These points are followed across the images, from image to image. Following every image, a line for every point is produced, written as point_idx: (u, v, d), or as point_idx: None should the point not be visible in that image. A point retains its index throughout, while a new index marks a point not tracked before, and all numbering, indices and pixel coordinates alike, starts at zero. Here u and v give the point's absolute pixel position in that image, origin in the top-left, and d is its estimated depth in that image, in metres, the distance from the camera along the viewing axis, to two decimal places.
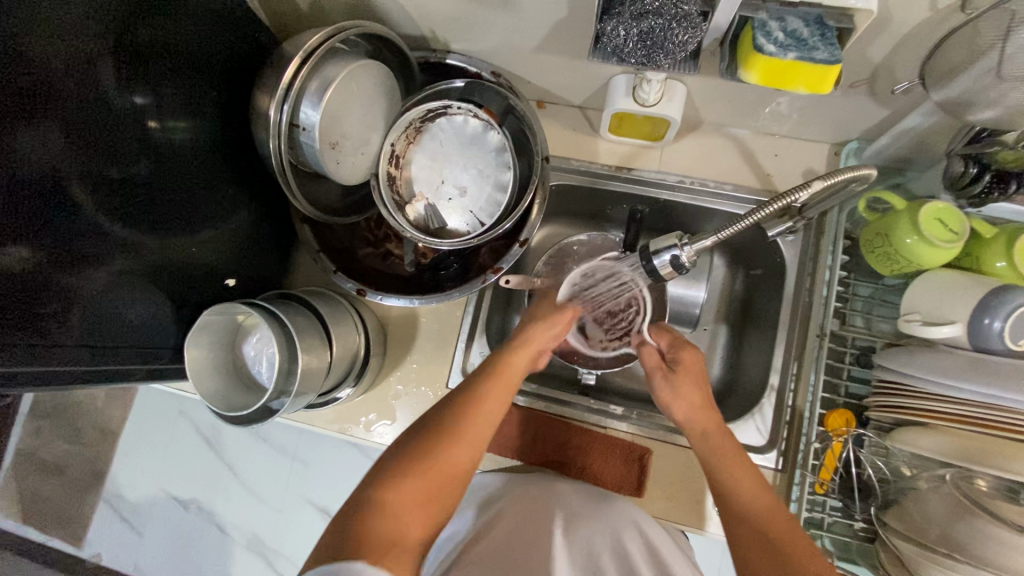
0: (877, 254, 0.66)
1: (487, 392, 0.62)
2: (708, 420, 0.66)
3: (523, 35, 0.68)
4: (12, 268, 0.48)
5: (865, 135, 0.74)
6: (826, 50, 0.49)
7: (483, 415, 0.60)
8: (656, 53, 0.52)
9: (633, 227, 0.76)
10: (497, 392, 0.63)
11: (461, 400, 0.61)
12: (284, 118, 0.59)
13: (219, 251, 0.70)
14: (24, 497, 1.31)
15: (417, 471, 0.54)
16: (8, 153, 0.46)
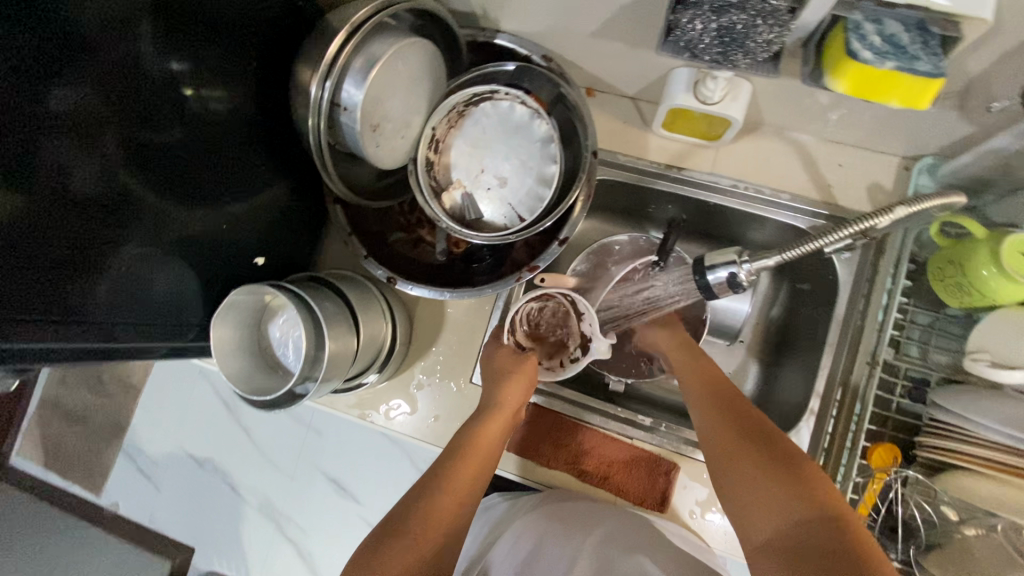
0: (946, 283, 0.62)
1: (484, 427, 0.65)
2: (719, 402, 0.61)
3: (581, 19, 0.63)
4: (39, 239, 0.47)
5: (943, 151, 0.68)
6: (929, 60, 0.44)
7: (481, 451, 0.63)
8: (733, 51, 0.48)
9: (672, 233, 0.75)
10: (493, 423, 0.66)
11: (463, 438, 0.64)
12: (325, 96, 0.56)
13: (249, 227, 0.68)
14: (49, 443, 1.34)
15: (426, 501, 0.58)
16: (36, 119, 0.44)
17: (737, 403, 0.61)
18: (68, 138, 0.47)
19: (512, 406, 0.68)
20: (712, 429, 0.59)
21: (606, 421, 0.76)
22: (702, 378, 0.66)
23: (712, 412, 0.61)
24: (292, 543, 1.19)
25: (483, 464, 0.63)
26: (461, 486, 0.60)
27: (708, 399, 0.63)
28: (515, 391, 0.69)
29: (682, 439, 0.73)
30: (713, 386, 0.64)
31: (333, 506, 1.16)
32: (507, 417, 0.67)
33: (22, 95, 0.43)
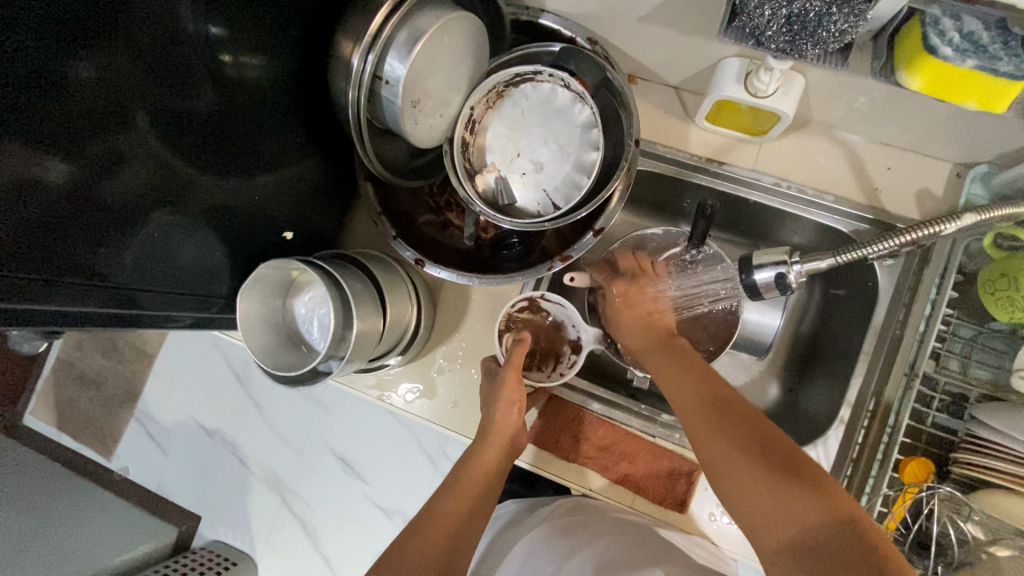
0: (996, 298, 0.59)
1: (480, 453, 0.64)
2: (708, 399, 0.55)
3: (632, 1, 0.60)
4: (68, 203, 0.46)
5: (1001, 159, 0.65)
6: (1012, 60, 0.41)
7: (476, 477, 0.63)
8: (801, 41, 0.45)
9: (701, 224, 0.71)
10: (488, 447, 0.65)
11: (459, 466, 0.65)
12: (368, 70, 0.54)
13: (279, 200, 0.67)
14: (65, 404, 1.35)
15: (418, 530, 0.59)
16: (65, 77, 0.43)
17: (727, 400, 0.55)
18: (102, 96, 0.46)
19: (509, 427, 0.66)
20: (700, 428, 0.54)
21: (628, 418, 0.75)
22: (687, 375, 0.60)
23: (700, 412, 0.55)
24: (297, 518, 1.19)
25: (479, 490, 0.63)
26: (454, 513, 0.60)
27: (694, 395, 0.57)
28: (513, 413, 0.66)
29: None
30: (699, 382, 0.58)
31: (340, 485, 1.17)
32: (504, 440, 0.65)
33: (50, 49, 0.42)
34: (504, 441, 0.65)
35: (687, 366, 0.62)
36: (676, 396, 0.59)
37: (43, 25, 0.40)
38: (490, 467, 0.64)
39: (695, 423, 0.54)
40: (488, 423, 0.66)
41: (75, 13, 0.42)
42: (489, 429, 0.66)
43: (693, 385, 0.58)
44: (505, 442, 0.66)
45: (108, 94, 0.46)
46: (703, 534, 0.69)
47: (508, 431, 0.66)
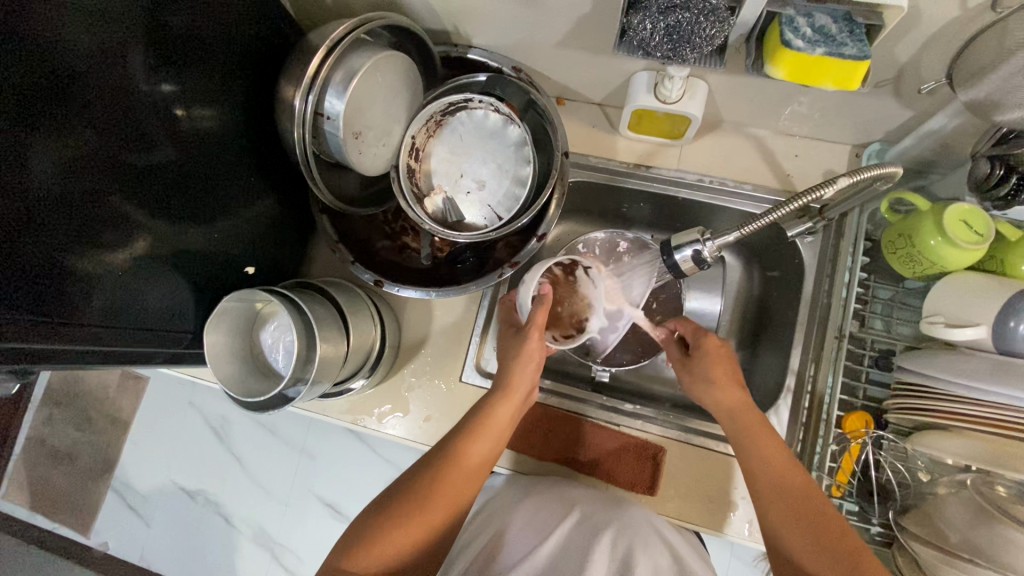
0: (898, 256, 0.66)
1: (469, 446, 0.62)
2: (796, 505, 0.55)
3: (546, 31, 0.68)
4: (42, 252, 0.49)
5: (888, 137, 0.74)
6: (855, 46, 0.49)
7: (460, 470, 0.61)
8: (682, 47, 0.52)
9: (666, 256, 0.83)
10: (480, 440, 0.62)
11: (439, 453, 0.62)
12: (309, 109, 0.59)
13: (239, 240, 0.71)
14: (34, 485, 1.31)
15: (393, 524, 0.57)
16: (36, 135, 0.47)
17: (810, 501, 0.55)
18: (72, 157, 0.50)
19: (498, 424, 0.64)
20: (788, 532, 0.55)
21: (594, 411, 0.78)
22: (772, 463, 0.58)
23: (781, 511, 0.56)
24: (286, 571, 1.18)
25: (465, 485, 0.61)
26: (477, 459, 0.62)
27: (784, 496, 0.56)
28: (502, 412, 0.65)
29: (668, 423, 0.76)
30: (783, 476, 0.57)
31: (329, 529, 1.16)
32: (494, 435, 0.64)
33: (19, 119, 0.45)
34: (494, 434, 0.64)
35: (773, 452, 0.59)
36: (763, 494, 0.57)
37: (8, 95, 0.44)
38: (479, 461, 0.62)
39: (786, 525, 0.55)
40: (477, 417, 0.64)
41: (39, 85, 0.46)
42: (477, 419, 0.64)
43: (785, 481, 0.57)
44: (495, 438, 0.64)
45: (76, 150, 0.50)
46: (675, 517, 0.72)
47: (497, 427, 0.64)
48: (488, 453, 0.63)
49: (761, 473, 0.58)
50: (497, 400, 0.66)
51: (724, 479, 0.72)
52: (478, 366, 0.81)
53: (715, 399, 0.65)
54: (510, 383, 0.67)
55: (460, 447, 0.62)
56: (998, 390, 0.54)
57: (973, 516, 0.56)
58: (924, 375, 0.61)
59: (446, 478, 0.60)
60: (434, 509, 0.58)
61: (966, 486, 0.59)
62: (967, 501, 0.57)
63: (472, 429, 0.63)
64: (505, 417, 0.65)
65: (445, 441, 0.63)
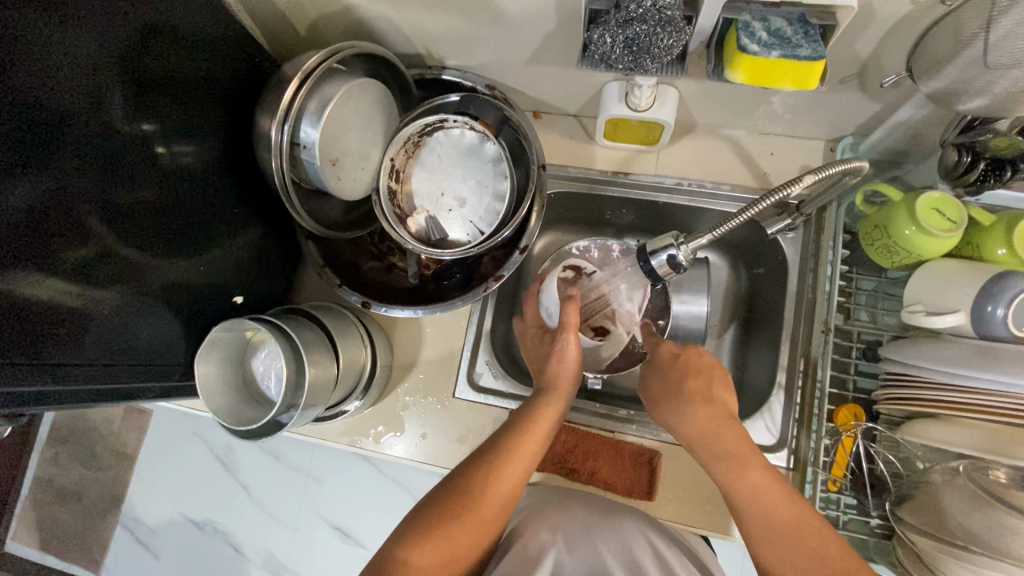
0: (876, 247, 0.67)
1: (494, 484, 0.60)
2: (796, 534, 0.53)
3: (515, 49, 0.69)
4: (32, 296, 0.50)
5: (859, 130, 0.75)
6: (809, 46, 0.50)
7: (485, 508, 0.58)
8: (642, 58, 0.54)
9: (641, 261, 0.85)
10: (506, 475, 0.60)
11: (468, 481, 0.60)
12: (285, 138, 0.61)
13: (226, 271, 0.72)
14: (43, 525, 1.31)
15: (450, 520, 0.56)
16: (26, 183, 0.48)
17: (808, 532, 0.53)
18: (59, 202, 0.51)
19: (524, 460, 0.62)
20: (784, 565, 0.53)
21: (587, 419, 0.79)
22: (768, 499, 0.55)
23: (776, 543, 0.53)
24: None
25: (490, 523, 0.59)
26: (530, 453, 0.63)
27: (776, 533, 0.54)
28: (528, 447, 0.63)
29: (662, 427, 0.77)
30: (776, 509, 0.55)
31: (339, 553, 1.16)
32: (520, 471, 0.61)
33: (9, 168, 0.46)
34: (520, 468, 0.61)
35: (760, 479, 0.56)
36: (755, 528, 0.55)
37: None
38: (503, 498, 0.60)
39: (778, 557, 0.53)
40: (500, 451, 0.62)
41: (25, 134, 0.47)
42: (502, 452, 0.62)
43: (778, 514, 0.54)
44: (520, 471, 0.62)
45: (65, 193, 0.51)
46: (676, 522, 0.72)
47: (547, 425, 0.66)
48: (513, 487, 0.61)
49: (750, 507, 0.56)
50: (523, 433, 0.64)
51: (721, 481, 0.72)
52: (471, 380, 0.82)
53: (689, 418, 0.64)
54: (534, 417, 0.66)
55: (514, 442, 0.63)
56: (974, 375, 0.54)
57: (967, 503, 0.56)
58: (908, 364, 0.60)
59: (471, 517, 0.57)
60: (457, 548, 0.56)
61: (958, 472, 0.59)
62: (961, 489, 0.57)
63: (497, 465, 0.61)
64: (531, 451, 0.63)
65: (498, 436, 0.64)
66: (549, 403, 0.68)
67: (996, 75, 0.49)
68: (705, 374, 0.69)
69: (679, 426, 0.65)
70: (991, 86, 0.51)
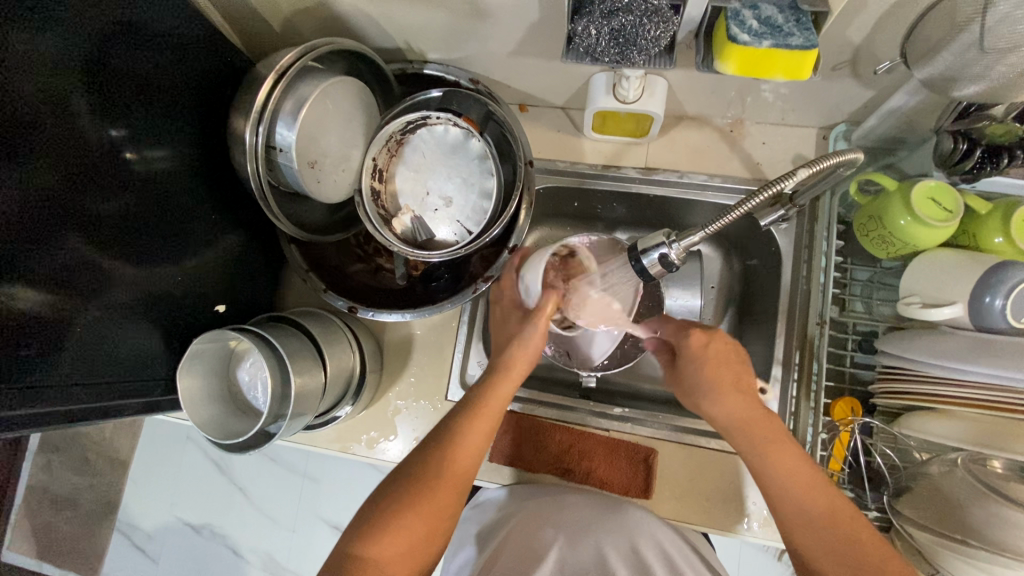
0: (871, 238, 0.65)
1: (442, 471, 0.58)
2: (830, 531, 0.54)
3: (497, 41, 0.67)
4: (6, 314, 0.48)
5: (852, 117, 0.73)
6: (801, 35, 0.48)
7: (438, 498, 0.57)
8: (629, 51, 0.52)
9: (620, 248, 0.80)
10: (457, 462, 0.59)
11: (416, 469, 0.58)
12: (260, 140, 0.59)
13: (207, 279, 0.70)
14: (39, 533, 1.29)
15: (400, 513, 0.55)
16: None
17: (845, 526, 0.53)
18: (26, 213, 0.49)
19: (472, 446, 0.60)
20: (818, 556, 0.54)
21: (583, 418, 0.77)
22: (811, 494, 0.54)
23: (808, 533, 0.54)
24: None
25: (448, 512, 0.58)
26: (479, 436, 0.60)
27: (815, 528, 0.54)
28: (477, 431, 0.60)
29: (657, 424, 0.76)
30: (811, 504, 0.54)
31: None
32: (471, 456, 0.60)
33: None
34: (469, 453, 0.60)
35: (800, 474, 0.55)
36: (789, 519, 0.55)
37: None
38: (454, 486, 0.58)
39: (815, 551, 0.54)
40: (446, 439, 0.59)
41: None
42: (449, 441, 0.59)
43: (814, 508, 0.54)
44: (471, 458, 0.60)
45: (35, 204, 0.50)
46: (675, 519, 0.71)
47: (497, 407, 0.63)
48: (466, 474, 0.59)
49: (782, 496, 0.55)
50: (473, 417, 0.61)
51: (719, 477, 0.72)
52: (463, 381, 0.80)
53: (722, 407, 0.60)
54: (480, 398, 0.62)
55: (462, 427, 0.60)
56: (973, 369, 0.53)
57: (965, 496, 0.56)
58: (906, 357, 0.59)
59: (422, 507, 0.56)
60: (416, 541, 0.55)
61: (957, 465, 0.58)
62: (959, 481, 0.57)
63: (446, 454, 0.59)
64: (480, 436, 0.61)
65: (448, 420, 0.61)
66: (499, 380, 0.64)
67: (992, 59, 0.47)
68: (730, 361, 0.62)
69: (714, 414, 0.61)
70: (988, 72, 0.48)
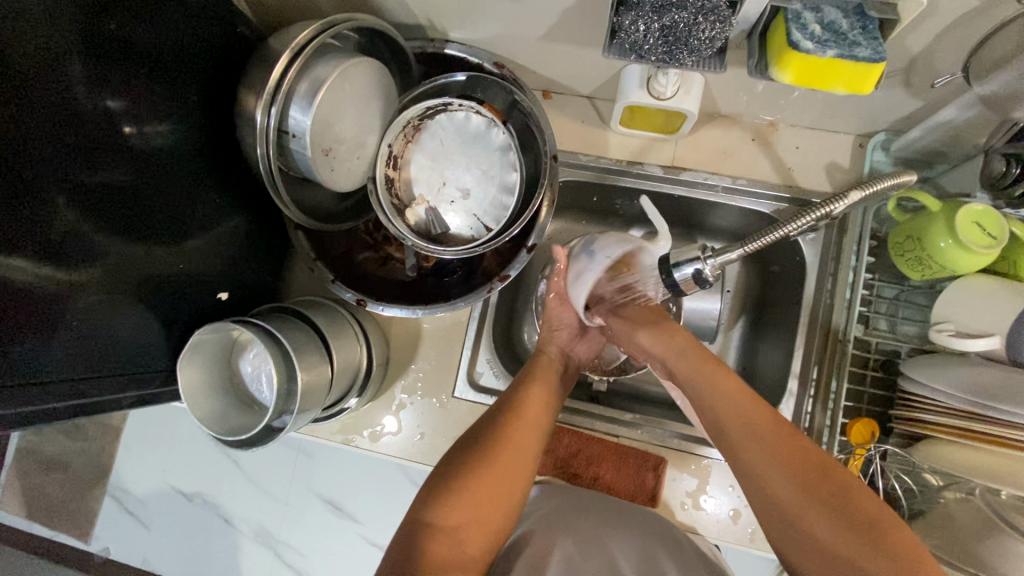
0: (906, 258, 0.63)
1: (508, 433, 0.62)
2: (764, 437, 0.55)
3: (528, 24, 0.62)
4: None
5: (894, 127, 0.70)
6: (868, 45, 0.44)
7: (506, 464, 0.60)
8: (678, 50, 0.48)
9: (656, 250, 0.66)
10: (521, 433, 0.63)
11: (484, 436, 0.62)
12: (272, 123, 0.55)
13: (211, 262, 0.66)
14: (27, 495, 1.26)
15: (473, 473, 0.58)
16: None
17: (774, 429, 0.55)
18: (13, 176, 0.45)
19: (535, 415, 0.65)
20: (764, 471, 0.53)
21: (591, 423, 0.76)
22: (742, 401, 0.57)
23: (763, 465, 0.54)
24: (293, 570, 1.17)
25: (512, 481, 0.60)
26: (540, 404, 0.66)
27: (754, 435, 0.55)
28: (539, 403, 0.66)
29: (668, 433, 0.74)
30: (744, 411, 0.57)
31: (334, 529, 1.15)
32: (534, 423, 0.64)
33: None
34: (533, 426, 0.64)
35: (726, 385, 0.59)
36: (735, 438, 0.56)
37: None
38: (523, 454, 0.62)
39: (761, 467, 0.54)
40: (511, 407, 0.64)
41: None
42: (514, 412, 0.64)
43: (749, 415, 0.56)
44: (535, 428, 0.64)
45: (29, 175, 0.46)
46: (684, 529, 0.71)
47: (552, 382, 0.69)
48: (530, 446, 0.63)
49: (720, 409, 0.58)
50: (531, 387, 0.67)
51: (728, 489, 0.71)
52: (471, 379, 0.78)
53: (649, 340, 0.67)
54: (537, 374, 0.69)
55: (522, 396, 0.66)
56: (1014, 413, 0.50)
57: (981, 528, 0.55)
58: (934, 386, 0.58)
59: (490, 473, 0.59)
60: (482, 507, 0.58)
61: (974, 495, 0.58)
62: (976, 513, 0.56)
63: (509, 425, 0.63)
64: (541, 409, 0.66)
65: (511, 391, 0.66)
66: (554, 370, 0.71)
67: None
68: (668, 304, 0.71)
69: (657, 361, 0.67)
70: None
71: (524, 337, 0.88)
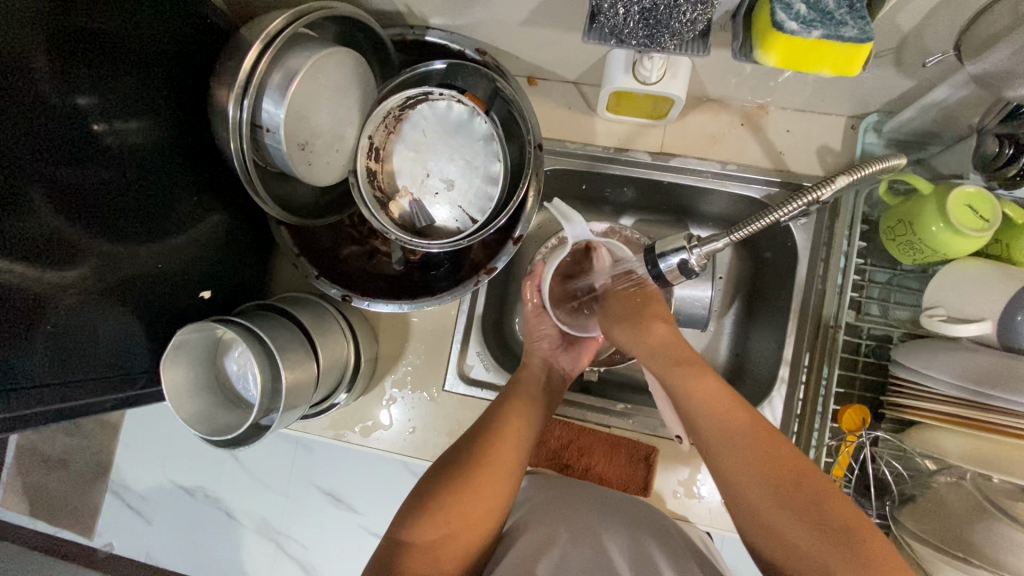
0: (897, 243, 0.62)
1: (486, 448, 0.62)
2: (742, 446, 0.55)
3: (508, 9, 0.60)
4: None
5: (886, 108, 0.68)
6: (855, 24, 0.43)
7: (485, 479, 0.60)
8: (659, 33, 0.47)
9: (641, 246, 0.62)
10: (498, 449, 0.63)
11: (465, 452, 0.62)
12: (245, 116, 0.54)
13: (192, 262, 0.65)
14: (30, 492, 1.26)
15: (451, 492, 0.59)
16: None
17: (757, 437, 0.55)
18: None
19: (513, 428, 0.65)
20: (740, 482, 0.54)
21: (583, 414, 0.76)
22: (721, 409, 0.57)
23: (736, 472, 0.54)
24: (295, 561, 1.18)
25: (490, 497, 0.60)
26: (521, 418, 0.66)
27: (731, 444, 0.55)
28: (518, 416, 0.66)
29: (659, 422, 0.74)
30: (725, 421, 0.57)
31: (334, 519, 1.15)
32: (513, 436, 0.64)
33: None
34: (511, 439, 0.64)
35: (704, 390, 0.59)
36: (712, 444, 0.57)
37: None
38: (501, 467, 0.62)
39: (738, 478, 0.54)
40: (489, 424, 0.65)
41: None
42: (495, 429, 0.64)
43: (729, 424, 0.56)
44: (515, 441, 0.64)
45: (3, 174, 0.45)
46: (677, 517, 0.71)
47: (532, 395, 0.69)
48: (511, 459, 0.63)
49: (703, 420, 0.58)
50: (510, 402, 0.67)
51: None
52: (462, 372, 0.78)
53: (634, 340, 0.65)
54: (517, 389, 0.69)
55: (501, 412, 0.66)
56: (1011, 398, 0.50)
57: (970, 512, 0.55)
58: (925, 370, 0.57)
59: (467, 490, 0.59)
60: (460, 521, 0.58)
61: (965, 479, 0.57)
62: (966, 497, 0.56)
63: (487, 442, 0.63)
64: (520, 423, 0.66)
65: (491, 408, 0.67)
66: (533, 380, 0.71)
67: None
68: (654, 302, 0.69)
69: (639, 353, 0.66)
70: None
71: (515, 329, 0.88)
